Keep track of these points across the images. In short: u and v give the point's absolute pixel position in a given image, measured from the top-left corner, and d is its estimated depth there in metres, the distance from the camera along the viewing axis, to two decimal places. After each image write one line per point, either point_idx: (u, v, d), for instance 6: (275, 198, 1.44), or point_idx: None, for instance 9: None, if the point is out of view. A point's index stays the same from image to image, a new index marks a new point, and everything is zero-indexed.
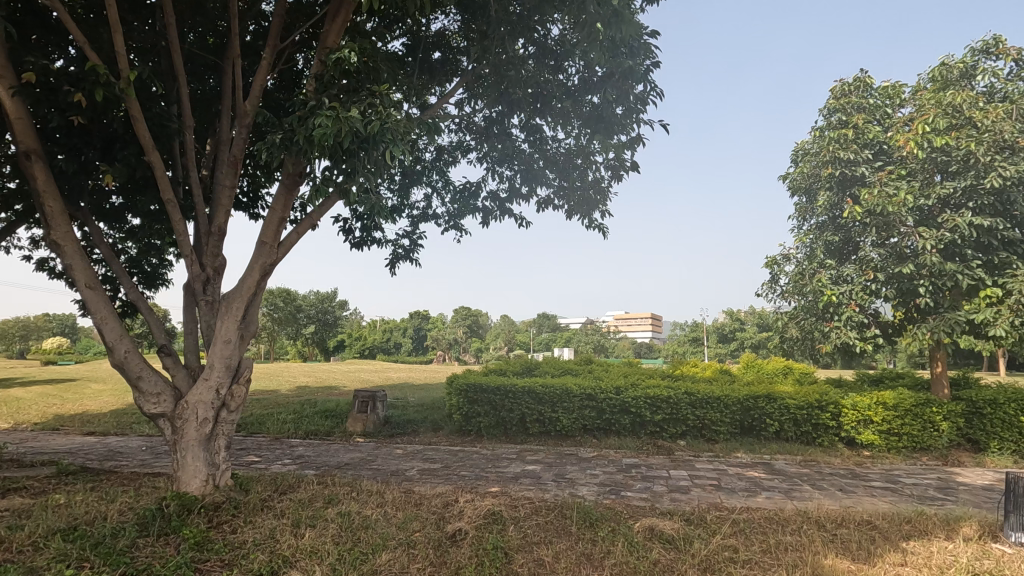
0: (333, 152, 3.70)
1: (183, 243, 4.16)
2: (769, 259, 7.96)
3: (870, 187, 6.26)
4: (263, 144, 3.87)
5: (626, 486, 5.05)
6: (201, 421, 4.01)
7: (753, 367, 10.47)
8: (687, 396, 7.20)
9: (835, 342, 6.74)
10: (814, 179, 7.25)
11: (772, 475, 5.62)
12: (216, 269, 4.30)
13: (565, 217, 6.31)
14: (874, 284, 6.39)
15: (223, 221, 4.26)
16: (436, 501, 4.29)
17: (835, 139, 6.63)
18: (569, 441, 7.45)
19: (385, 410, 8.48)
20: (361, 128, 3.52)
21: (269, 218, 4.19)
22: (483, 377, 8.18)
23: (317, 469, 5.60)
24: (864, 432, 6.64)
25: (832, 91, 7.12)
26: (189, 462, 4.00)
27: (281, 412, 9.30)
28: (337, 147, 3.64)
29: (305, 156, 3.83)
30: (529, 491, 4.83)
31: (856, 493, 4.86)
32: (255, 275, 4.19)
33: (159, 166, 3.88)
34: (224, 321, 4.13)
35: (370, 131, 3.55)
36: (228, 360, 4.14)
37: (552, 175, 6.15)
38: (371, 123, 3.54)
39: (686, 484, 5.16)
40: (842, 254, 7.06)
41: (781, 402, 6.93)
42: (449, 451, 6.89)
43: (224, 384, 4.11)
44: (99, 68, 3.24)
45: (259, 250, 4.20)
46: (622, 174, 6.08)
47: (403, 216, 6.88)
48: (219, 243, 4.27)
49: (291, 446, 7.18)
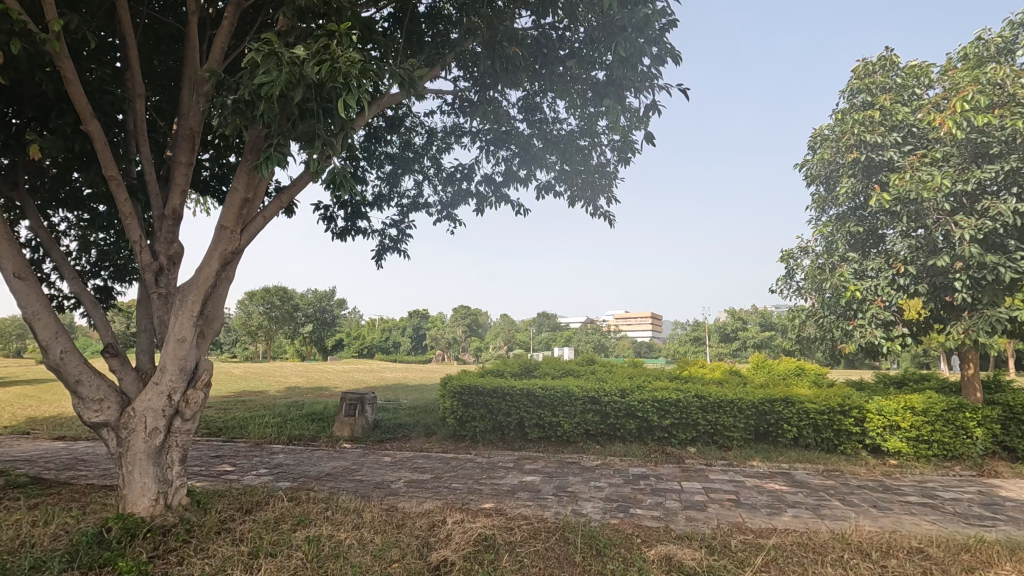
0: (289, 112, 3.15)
1: (130, 227, 3.64)
2: (784, 253, 7.44)
3: (900, 172, 5.78)
4: (214, 112, 3.33)
5: (634, 502, 4.54)
6: (150, 431, 3.50)
7: (764, 368, 9.94)
8: (697, 399, 6.69)
9: (859, 341, 6.24)
10: (835, 165, 6.75)
11: (796, 487, 5.11)
12: (170, 258, 3.78)
13: (567, 204, 5.79)
14: (903, 279, 5.88)
15: (178, 202, 3.74)
16: (421, 521, 3.78)
17: (860, 120, 6.13)
18: (570, 448, 6.93)
19: (374, 413, 7.97)
20: (317, 80, 2.95)
21: (229, 200, 3.66)
22: (479, 378, 7.66)
23: (294, 481, 5.08)
24: (889, 439, 6.13)
25: (855, 71, 6.63)
26: (136, 479, 3.48)
27: (264, 415, 8.78)
28: (287, 103, 3.05)
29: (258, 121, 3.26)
30: (527, 507, 4.31)
31: (893, 510, 4.35)
32: (213, 265, 3.67)
33: (99, 138, 3.35)
34: (178, 317, 3.61)
35: (327, 83, 2.98)
36: (182, 363, 3.62)
37: (555, 159, 5.64)
38: (322, 68, 2.91)
39: (701, 499, 4.65)
40: (866, 246, 6.55)
41: (800, 406, 6.41)
42: (441, 459, 6.38)
43: (178, 389, 3.60)
44: (13, 14, 2.70)
45: (218, 236, 3.68)
46: (631, 156, 5.57)
47: (391, 205, 6.37)
48: (174, 228, 3.75)
49: (271, 453, 6.67)
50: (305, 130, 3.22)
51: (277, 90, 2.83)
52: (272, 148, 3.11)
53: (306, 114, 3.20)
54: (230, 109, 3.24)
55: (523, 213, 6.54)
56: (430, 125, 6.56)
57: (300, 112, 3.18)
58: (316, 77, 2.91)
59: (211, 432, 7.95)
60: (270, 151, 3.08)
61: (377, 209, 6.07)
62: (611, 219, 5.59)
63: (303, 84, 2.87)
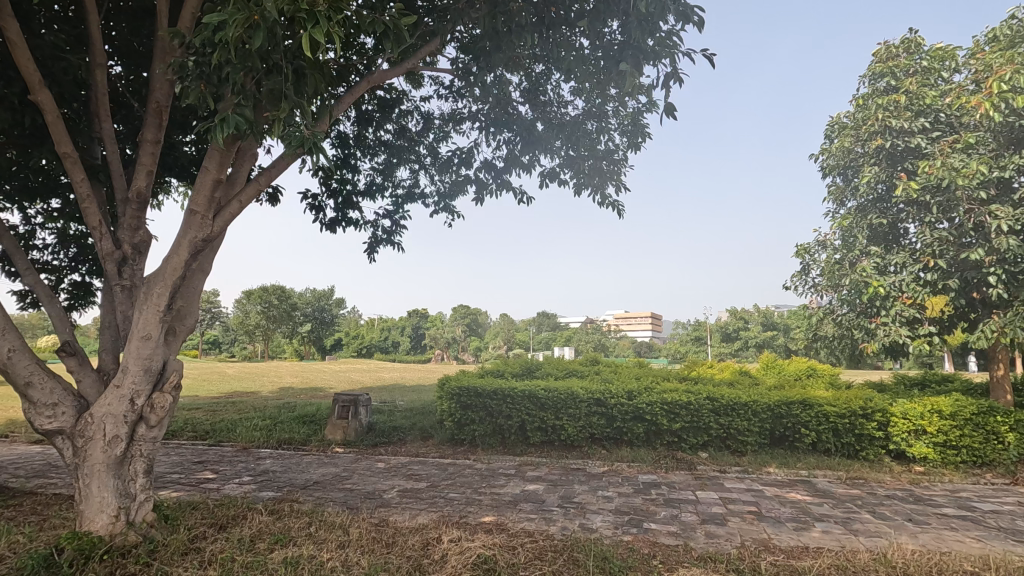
0: (252, 69, 2.76)
1: (89, 211, 3.25)
2: (800, 247, 7.07)
3: (931, 159, 5.41)
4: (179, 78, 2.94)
5: (647, 515, 4.16)
6: (110, 439, 3.12)
7: (774, 368, 9.57)
8: (709, 401, 6.33)
9: (882, 340, 5.87)
10: (855, 154, 6.37)
11: (820, 497, 4.74)
12: (135, 246, 3.39)
13: (573, 193, 5.41)
14: (930, 274, 5.53)
15: (143, 184, 3.36)
16: (413, 539, 3.41)
17: (885, 105, 5.75)
18: (574, 453, 6.56)
19: (368, 415, 7.60)
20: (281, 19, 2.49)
21: (200, 182, 3.29)
22: (478, 379, 7.29)
23: (278, 490, 4.71)
24: (915, 444, 5.77)
25: (876, 55, 6.25)
26: (93, 493, 3.10)
27: (255, 417, 8.41)
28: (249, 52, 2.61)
29: (223, 83, 2.85)
30: (530, 522, 3.93)
31: (931, 525, 3.98)
32: (183, 253, 3.29)
33: (50, 109, 2.96)
34: (143, 312, 3.23)
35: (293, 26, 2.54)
36: (147, 363, 3.25)
37: (559, 145, 5.25)
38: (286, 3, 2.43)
39: (720, 511, 4.28)
40: (889, 240, 6.19)
41: (819, 409, 6.05)
42: (437, 465, 6.01)
43: (142, 393, 3.22)
44: None
45: (187, 222, 3.30)
46: (641, 141, 5.19)
47: (385, 195, 6.00)
48: (139, 213, 3.37)
49: (258, 458, 6.30)
50: (271, 89, 2.84)
51: (232, 30, 2.40)
52: (230, 110, 2.71)
53: (272, 71, 2.82)
54: (189, 70, 2.86)
55: (525, 203, 6.16)
56: (427, 112, 6.20)
57: (264, 68, 2.79)
58: (279, 15, 2.46)
59: (196, 435, 7.58)
60: (229, 114, 2.68)
61: (369, 199, 5.69)
62: (620, 208, 5.22)
63: (263, 25, 2.43)
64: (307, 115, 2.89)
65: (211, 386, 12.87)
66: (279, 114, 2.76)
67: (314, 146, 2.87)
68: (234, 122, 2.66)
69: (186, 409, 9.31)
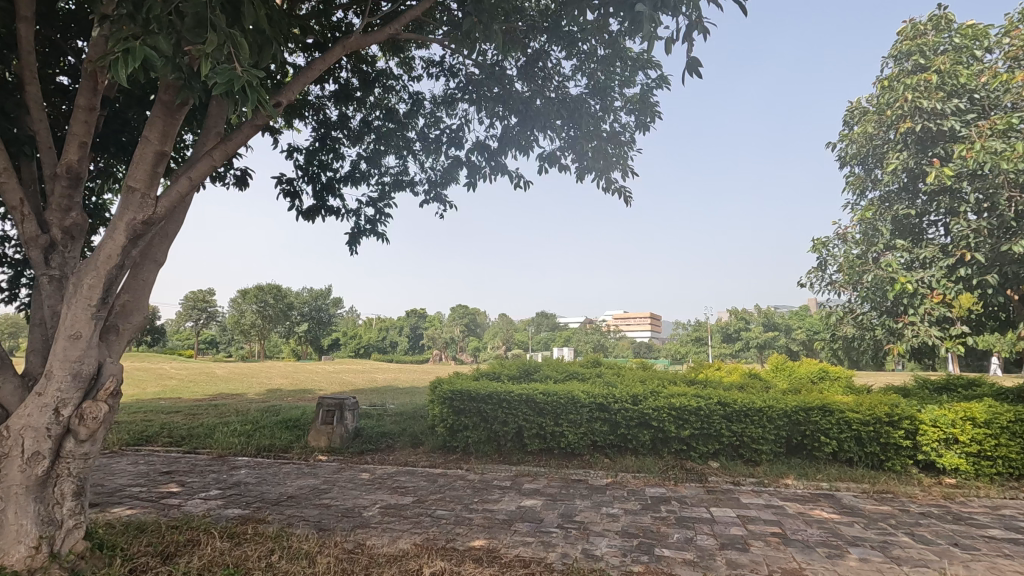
0: None
1: (9, 187, 2.78)
2: (816, 242, 6.61)
3: (968, 143, 4.95)
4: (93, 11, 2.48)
5: (659, 538, 3.67)
6: (29, 456, 2.65)
7: (783, 370, 9.11)
8: (719, 407, 5.89)
9: (910, 341, 5.52)
10: (881, 140, 5.90)
11: (849, 516, 4.26)
12: (66, 229, 2.91)
13: (574, 179, 4.91)
14: (964, 269, 5.11)
15: (75, 157, 2.89)
16: (390, 572, 2.93)
17: (914, 85, 5.29)
18: (575, 462, 6.09)
19: (355, 420, 7.12)
20: None
21: (139, 156, 2.81)
22: (472, 381, 6.81)
23: (245, 507, 4.22)
24: (945, 454, 5.31)
25: (902, 32, 5.79)
26: (8, 521, 2.62)
27: (235, 421, 7.93)
28: None
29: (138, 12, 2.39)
30: (526, 548, 3.45)
31: (981, 552, 3.50)
32: (119, 238, 2.80)
33: None
34: (71, 306, 2.76)
35: None
36: (76, 367, 2.76)
37: (559, 126, 4.77)
38: None
39: (741, 533, 3.81)
40: (916, 232, 5.80)
41: (839, 415, 5.59)
42: (426, 476, 5.53)
43: (69, 402, 2.74)
44: None
45: (124, 201, 2.80)
46: (650, 121, 4.70)
47: (370, 181, 5.55)
48: (70, 190, 2.89)
49: (233, 468, 5.82)
50: (196, 18, 2.39)
51: None
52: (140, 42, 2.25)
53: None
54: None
55: (523, 187, 5.74)
56: (416, 94, 5.77)
57: None
58: None
59: (171, 442, 7.10)
60: (136, 46, 2.23)
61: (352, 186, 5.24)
62: (626, 196, 4.72)
63: None
64: (240, 50, 2.42)
65: (197, 387, 12.38)
66: (204, 47, 2.31)
67: (246, 86, 2.37)
68: (141, 54, 2.22)
69: (165, 412, 8.82)
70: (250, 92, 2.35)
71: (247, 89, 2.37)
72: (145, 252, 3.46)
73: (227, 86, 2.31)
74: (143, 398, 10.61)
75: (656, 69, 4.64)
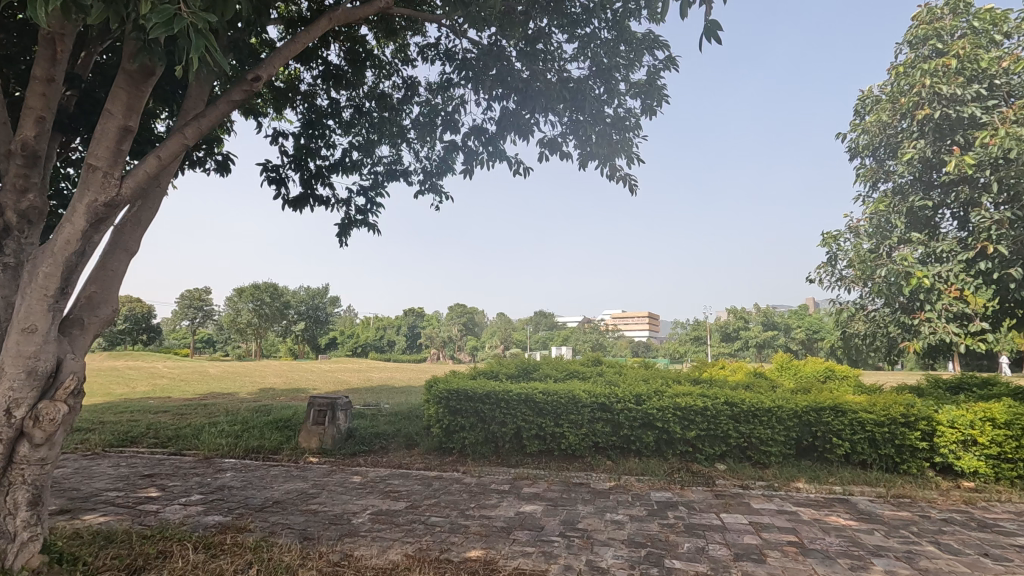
0: None
1: None
2: (825, 235, 6.38)
3: (990, 130, 4.71)
4: None
5: (668, 548, 3.43)
6: None
7: (788, 370, 8.87)
8: (726, 407, 5.65)
9: (927, 339, 5.28)
10: (896, 129, 5.67)
11: (867, 523, 4.03)
12: (22, 213, 2.66)
13: (577, 166, 4.68)
14: (984, 263, 4.90)
15: (31, 133, 2.64)
16: None
17: (933, 70, 5.05)
18: (576, 464, 5.84)
19: (347, 421, 6.86)
20: None
21: (100, 131, 2.55)
22: (468, 380, 6.56)
23: (227, 514, 3.97)
24: (964, 456, 5.08)
25: (918, 16, 5.55)
26: None
27: (224, 421, 7.67)
28: None
29: None
30: (526, 559, 3.20)
31: (1014, 563, 3.26)
32: (80, 222, 2.55)
33: None
34: (26, 296, 2.50)
35: None
36: (31, 364, 2.50)
37: (559, 111, 4.53)
38: None
39: (755, 542, 3.56)
40: (931, 226, 5.59)
41: (852, 416, 5.37)
42: (421, 479, 5.28)
43: (23, 402, 2.48)
44: None
45: (85, 181, 2.55)
46: (656, 105, 4.47)
47: (362, 171, 5.34)
48: (26, 170, 2.65)
49: (218, 470, 5.56)
50: None
51: None
52: None
53: None
54: None
55: (523, 175, 5.52)
56: (411, 80, 5.56)
57: None
58: None
59: (156, 443, 6.83)
60: None
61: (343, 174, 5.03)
62: (632, 185, 4.47)
63: None
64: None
65: (187, 386, 12.10)
66: None
67: (191, 30, 2.14)
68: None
69: (152, 412, 8.55)
70: (195, 38, 2.13)
71: (193, 33, 2.14)
72: (113, 240, 3.22)
73: (167, 28, 2.08)
74: (131, 397, 10.33)
75: (663, 49, 4.41)
